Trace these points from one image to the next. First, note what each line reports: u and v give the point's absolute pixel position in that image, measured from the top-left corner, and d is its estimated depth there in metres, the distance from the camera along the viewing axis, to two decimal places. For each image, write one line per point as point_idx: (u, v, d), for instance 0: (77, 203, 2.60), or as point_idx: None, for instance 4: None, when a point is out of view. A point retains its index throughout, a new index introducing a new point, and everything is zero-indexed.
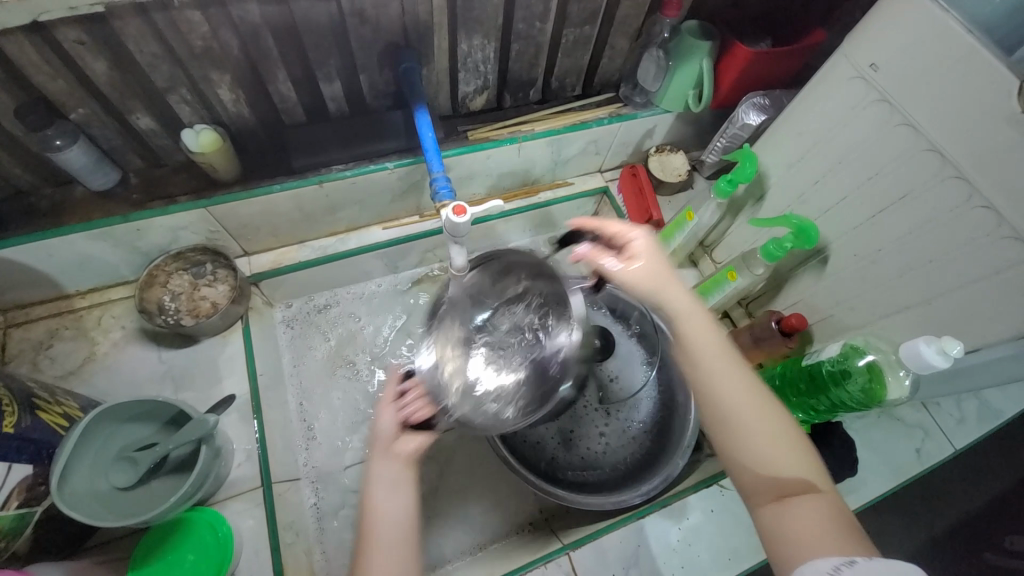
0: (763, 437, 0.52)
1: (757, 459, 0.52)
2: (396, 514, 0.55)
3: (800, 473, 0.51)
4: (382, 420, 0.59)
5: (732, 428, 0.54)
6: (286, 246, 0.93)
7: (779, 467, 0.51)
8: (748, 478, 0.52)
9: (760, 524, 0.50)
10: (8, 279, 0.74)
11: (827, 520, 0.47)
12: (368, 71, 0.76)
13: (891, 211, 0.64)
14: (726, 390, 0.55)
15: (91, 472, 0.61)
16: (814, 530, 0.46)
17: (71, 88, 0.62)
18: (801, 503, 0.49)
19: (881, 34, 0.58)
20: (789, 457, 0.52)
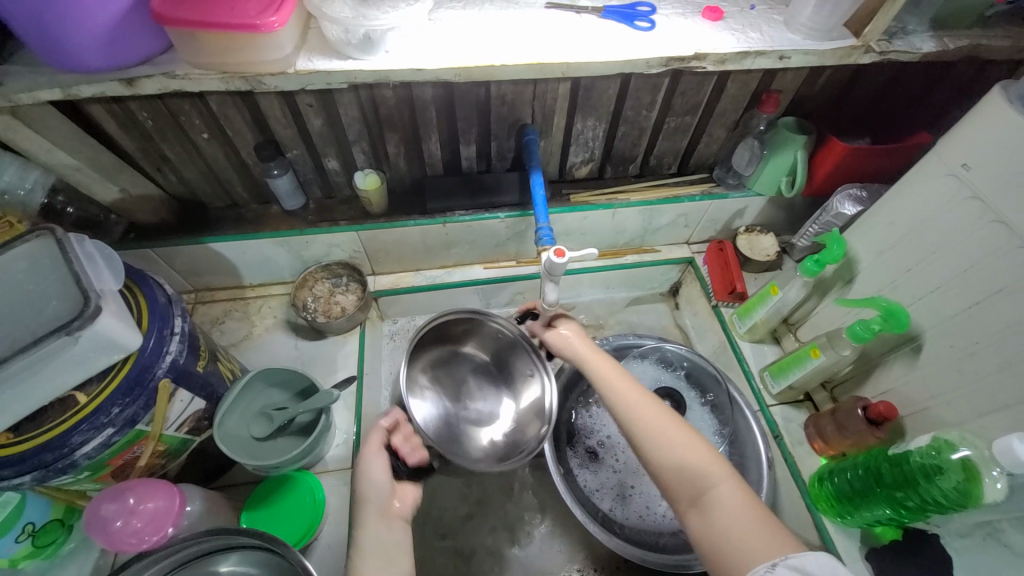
0: (674, 447, 0.64)
1: (675, 472, 0.62)
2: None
3: (711, 476, 0.61)
4: (370, 475, 0.67)
5: (649, 445, 0.65)
6: (405, 272, 1.11)
7: (696, 476, 0.61)
8: (673, 493, 0.63)
9: (696, 536, 0.59)
10: (212, 266, 0.99)
11: (739, 514, 0.57)
12: (498, 139, 0.94)
13: (988, 303, 0.63)
14: (628, 406, 0.69)
15: (239, 420, 0.77)
16: (734, 528, 0.56)
17: (293, 135, 0.86)
18: (715, 503, 0.59)
19: (971, 140, 0.62)
20: (696, 462, 0.62)
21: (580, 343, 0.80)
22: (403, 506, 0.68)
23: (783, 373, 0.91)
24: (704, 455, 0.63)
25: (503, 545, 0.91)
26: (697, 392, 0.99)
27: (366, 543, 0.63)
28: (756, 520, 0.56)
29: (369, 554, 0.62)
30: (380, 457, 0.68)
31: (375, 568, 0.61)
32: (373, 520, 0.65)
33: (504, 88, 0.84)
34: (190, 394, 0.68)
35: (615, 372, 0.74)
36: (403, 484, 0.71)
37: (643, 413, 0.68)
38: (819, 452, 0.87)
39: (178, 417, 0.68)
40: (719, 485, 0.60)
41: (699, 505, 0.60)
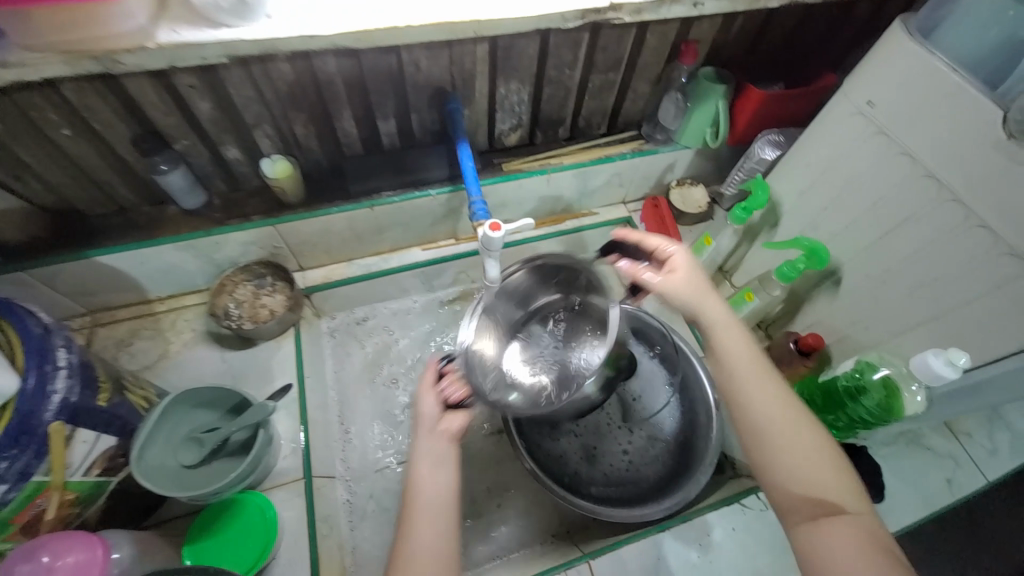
0: (800, 457, 0.57)
1: (800, 483, 0.55)
2: (442, 483, 0.61)
3: (841, 500, 0.54)
4: (425, 403, 0.66)
5: (781, 449, 0.57)
6: (337, 263, 1.03)
7: (822, 492, 0.55)
8: (787, 502, 0.56)
9: (803, 546, 0.53)
10: (106, 282, 0.86)
11: (870, 549, 0.50)
12: (418, 111, 0.87)
13: (896, 232, 0.68)
14: (762, 396, 0.60)
15: (162, 450, 0.70)
16: (853, 556, 0.50)
17: (177, 123, 0.75)
18: (843, 530, 0.52)
19: (877, 75, 0.65)
20: (825, 479, 0.55)
21: (699, 293, 0.66)
22: (452, 432, 0.65)
23: None
24: (838, 474, 0.56)
25: (475, 526, 0.91)
26: (645, 346, 1.00)
27: (420, 452, 0.63)
28: (883, 557, 0.49)
29: (421, 471, 0.62)
30: (431, 393, 0.66)
31: (427, 470, 0.62)
32: (424, 439, 0.64)
33: (416, 55, 0.77)
34: (93, 431, 0.60)
35: (759, 359, 0.63)
36: (452, 411, 0.66)
37: (774, 408, 0.59)
38: None
39: (84, 460, 0.60)
40: (850, 513, 0.53)
41: (820, 523, 0.53)
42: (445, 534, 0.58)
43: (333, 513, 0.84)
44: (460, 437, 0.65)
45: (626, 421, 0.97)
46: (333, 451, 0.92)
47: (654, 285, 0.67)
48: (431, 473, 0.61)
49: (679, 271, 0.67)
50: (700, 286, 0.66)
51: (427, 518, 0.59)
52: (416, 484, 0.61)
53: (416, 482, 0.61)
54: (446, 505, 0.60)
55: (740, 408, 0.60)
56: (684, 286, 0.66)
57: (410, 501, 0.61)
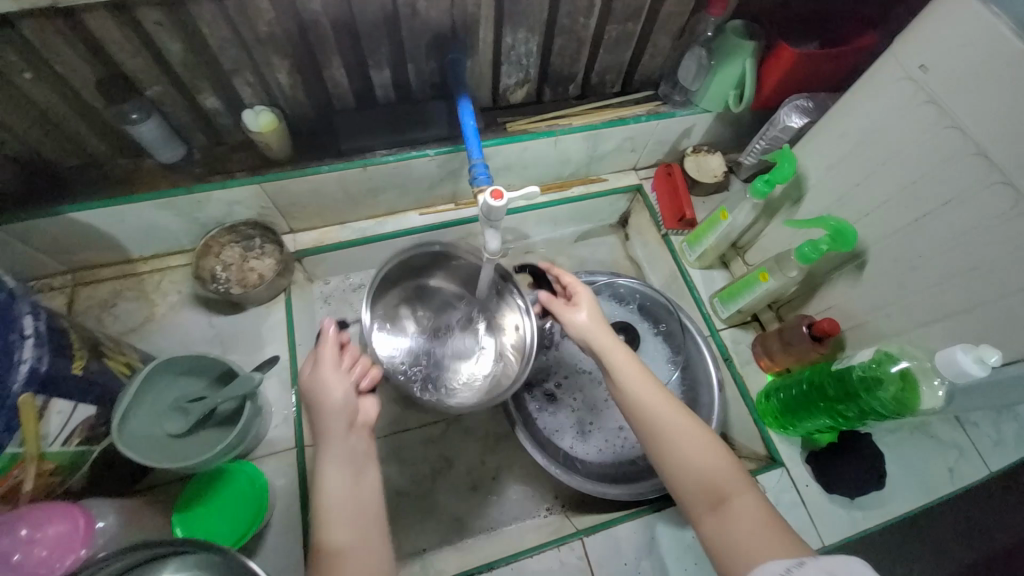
0: (688, 449, 0.58)
1: (694, 472, 0.56)
2: (360, 489, 0.58)
3: (730, 479, 0.56)
4: (333, 387, 0.62)
5: (669, 449, 0.58)
6: (329, 226, 0.98)
7: (716, 479, 0.56)
8: (688, 498, 0.56)
9: (711, 540, 0.53)
10: (84, 240, 0.82)
11: (764, 525, 0.51)
12: (416, 60, 0.79)
13: (934, 215, 0.62)
14: (643, 401, 0.61)
15: (148, 418, 0.68)
16: (756, 537, 0.50)
17: (148, 67, 0.68)
18: (738, 511, 0.53)
19: (932, 35, 0.57)
20: (714, 464, 0.57)
21: (599, 323, 0.69)
22: (368, 419, 0.63)
23: (733, 298, 0.90)
24: (721, 458, 0.57)
25: (469, 498, 0.90)
26: (650, 323, 0.99)
27: (333, 452, 0.59)
28: (777, 530, 0.51)
29: (330, 474, 0.58)
30: (337, 375, 0.63)
31: (336, 471, 0.58)
32: (340, 438, 0.60)
33: None
34: (70, 400, 0.58)
35: (631, 363, 0.65)
36: (368, 395, 0.65)
37: (663, 409, 0.61)
38: (766, 369, 0.89)
39: (61, 431, 0.57)
40: (741, 494, 0.55)
41: (721, 511, 0.54)
42: (375, 537, 0.55)
43: None
44: (371, 432, 0.64)
45: None
46: None
47: (569, 319, 0.70)
48: (348, 480, 0.58)
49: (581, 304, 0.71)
50: (601, 318, 0.70)
51: (347, 525, 0.55)
52: (323, 494, 0.56)
53: (325, 487, 0.57)
54: (367, 510, 0.57)
55: (635, 417, 0.61)
56: (587, 317, 0.69)
57: (318, 508, 0.56)
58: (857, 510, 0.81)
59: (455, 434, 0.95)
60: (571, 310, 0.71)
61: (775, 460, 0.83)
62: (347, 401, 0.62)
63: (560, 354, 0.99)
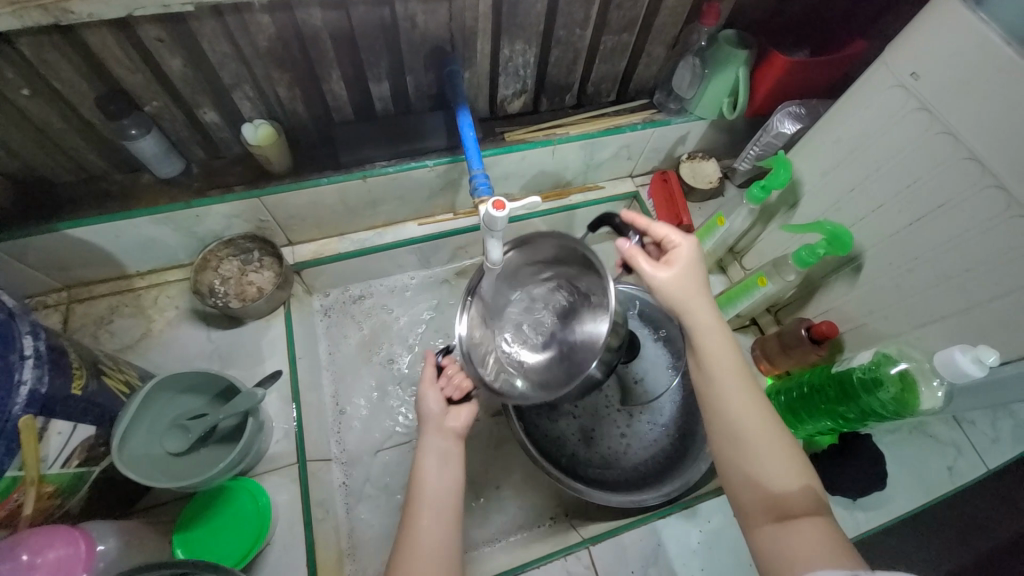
0: (764, 459, 0.55)
1: (763, 483, 0.54)
2: (443, 481, 0.63)
3: (802, 500, 0.53)
4: (430, 398, 0.70)
5: (745, 451, 0.56)
6: (328, 238, 0.98)
7: (785, 494, 0.53)
8: (749, 504, 0.55)
9: (763, 549, 0.52)
10: (79, 257, 0.80)
11: (827, 546, 0.48)
12: (415, 73, 0.79)
13: (929, 219, 0.64)
14: (726, 397, 0.59)
15: (147, 437, 0.66)
16: (815, 554, 0.48)
17: (147, 82, 0.68)
18: (802, 529, 0.50)
19: (922, 43, 0.59)
20: (787, 480, 0.54)
21: (691, 289, 0.63)
22: (459, 427, 0.69)
23: (731, 303, 0.90)
24: (795, 475, 0.54)
25: (474, 509, 0.89)
26: (650, 329, 0.98)
27: (428, 448, 0.66)
28: (844, 556, 0.48)
29: (425, 466, 0.64)
30: (434, 387, 0.70)
31: (432, 465, 0.64)
32: (433, 436, 0.67)
33: (412, 8, 0.69)
34: (70, 421, 0.57)
35: (727, 354, 0.61)
36: (458, 405, 0.70)
37: (744, 405, 0.58)
38: (766, 372, 0.90)
39: (61, 453, 0.57)
40: (808, 512, 0.52)
41: (785, 525, 0.51)
42: (450, 529, 0.59)
43: (329, 498, 0.82)
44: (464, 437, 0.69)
45: (626, 404, 0.95)
46: (327, 433, 0.89)
47: (648, 279, 0.64)
48: (434, 470, 0.63)
49: (674, 267, 0.64)
50: (694, 285, 0.64)
51: (428, 511, 0.60)
52: (420, 479, 0.63)
53: (423, 478, 0.63)
54: (447, 499, 0.61)
55: (712, 412, 0.59)
56: (677, 279, 0.63)
57: (415, 491, 0.62)
58: (860, 511, 0.81)
59: None
60: (657, 268, 0.64)
61: None
62: (443, 413, 0.69)
63: None
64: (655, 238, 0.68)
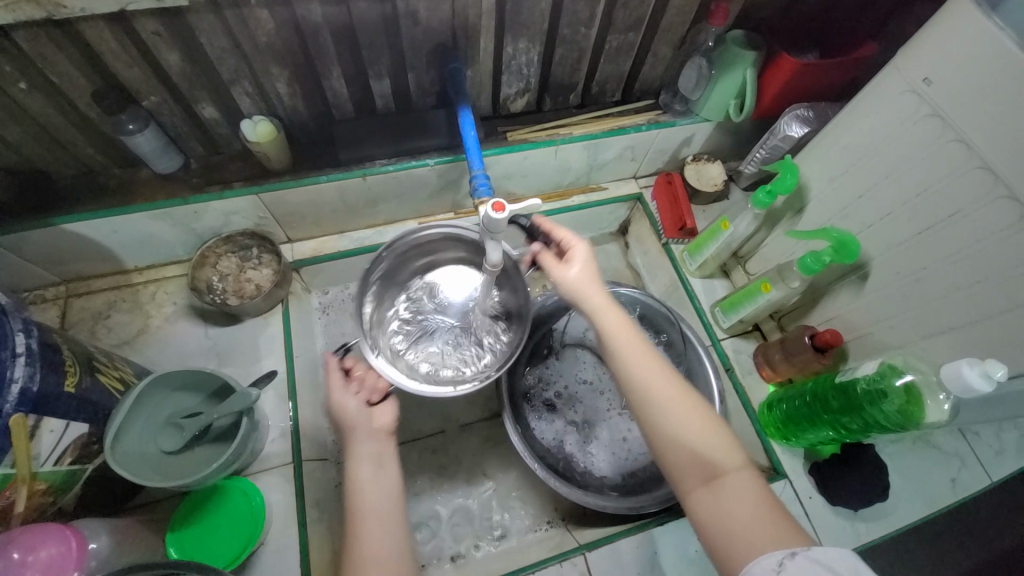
0: (682, 425, 0.55)
1: (686, 448, 0.54)
2: (386, 489, 0.61)
3: (727, 457, 0.53)
4: (348, 406, 0.65)
5: (664, 420, 0.56)
6: (327, 236, 0.97)
7: (710, 453, 0.53)
8: (677, 471, 0.54)
9: (698, 515, 0.51)
10: (78, 252, 0.80)
11: (756, 502, 0.49)
12: (416, 70, 0.78)
13: (940, 228, 0.62)
14: (639, 373, 0.58)
15: (140, 434, 0.66)
16: (745, 513, 0.49)
17: (145, 77, 0.67)
18: (729, 488, 0.51)
19: (936, 48, 0.57)
20: (711, 441, 0.54)
21: (590, 283, 0.64)
22: (386, 428, 0.66)
23: (734, 308, 0.89)
24: (716, 435, 0.55)
25: (470, 512, 0.89)
26: (651, 332, 0.96)
27: (358, 454, 0.63)
28: (773, 514, 0.48)
29: (360, 472, 0.61)
30: (346, 392, 0.66)
31: (368, 472, 0.61)
32: (365, 441, 0.64)
33: (414, 4, 0.68)
34: (62, 419, 0.56)
35: (630, 332, 0.61)
36: (379, 406, 0.67)
37: (654, 375, 0.58)
38: (768, 379, 0.89)
39: (53, 450, 0.56)
40: (738, 471, 0.52)
41: (713, 485, 0.52)
42: (393, 530, 0.58)
43: (324, 497, 0.82)
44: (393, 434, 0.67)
45: (627, 407, 0.94)
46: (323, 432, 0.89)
47: (555, 277, 0.65)
48: (374, 477, 0.61)
49: (576, 264, 0.65)
50: (591, 277, 0.65)
51: (374, 521, 0.58)
52: (355, 490, 0.60)
53: (358, 489, 0.60)
54: (390, 502, 0.61)
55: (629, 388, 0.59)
56: (577, 277, 0.64)
57: (352, 501, 0.60)
58: (860, 521, 0.80)
59: (454, 445, 0.94)
60: (561, 268, 0.65)
61: (778, 472, 0.82)
62: (365, 414, 0.66)
63: (561, 364, 0.98)
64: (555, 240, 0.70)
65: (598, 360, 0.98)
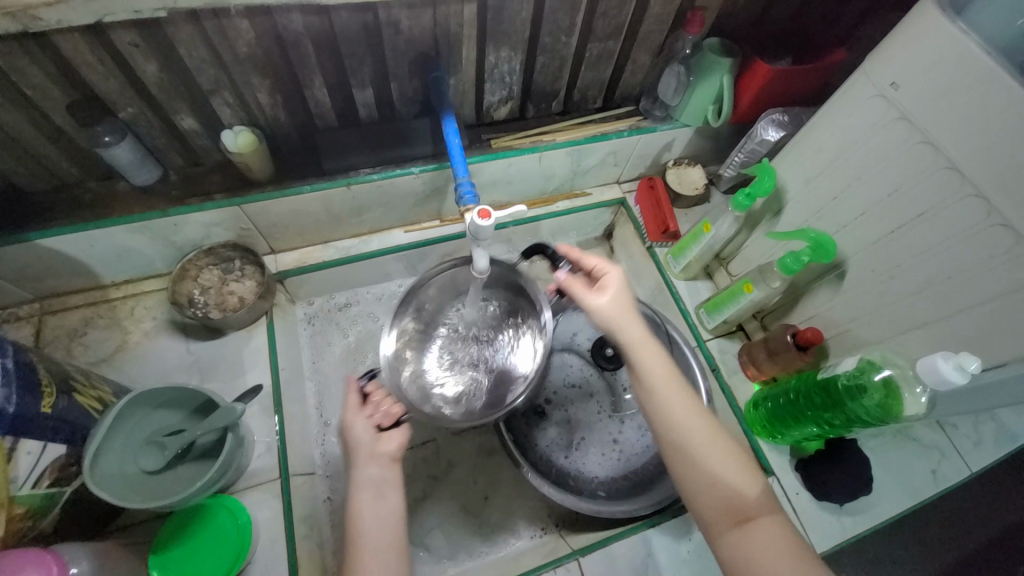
0: (717, 468, 0.57)
1: (718, 490, 0.56)
2: (383, 520, 0.60)
3: (757, 501, 0.55)
4: (357, 429, 0.66)
5: (698, 462, 0.57)
6: (312, 246, 0.96)
7: (740, 496, 0.55)
8: (709, 512, 0.56)
9: (728, 558, 0.53)
10: (51, 268, 0.78)
11: (787, 547, 0.51)
12: (399, 80, 0.79)
13: (912, 226, 0.64)
14: (678, 412, 0.59)
15: (121, 454, 0.64)
16: (776, 556, 0.51)
17: (121, 88, 0.66)
18: (760, 532, 0.53)
19: (902, 54, 0.59)
20: (741, 484, 0.56)
21: (624, 311, 0.65)
22: (394, 452, 0.65)
23: (719, 309, 0.91)
24: (747, 477, 0.57)
25: (463, 522, 0.88)
26: None
27: (360, 480, 0.63)
28: (801, 557, 0.51)
29: (363, 501, 0.61)
30: (361, 415, 0.66)
31: (367, 500, 0.61)
32: (365, 467, 0.63)
33: (396, 14, 0.68)
34: (38, 441, 0.54)
35: (668, 372, 0.62)
36: (389, 432, 0.66)
37: (689, 414, 0.59)
38: (753, 378, 0.91)
39: (31, 472, 0.54)
40: (766, 512, 0.54)
41: (743, 529, 0.53)
42: (389, 561, 0.58)
43: (313, 512, 0.80)
44: (399, 462, 0.66)
45: (616, 410, 0.94)
46: (311, 445, 0.88)
47: (586, 302, 0.65)
48: (373, 506, 0.61)
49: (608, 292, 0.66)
50: (626, 307, 0.65)
51: (370, 553, 0.58)
52: (355, 519, 0.60)
53: (358, 517, 0.60)
54: (389, 534, 0.60)
55: (663, 428, 0.59)
56: (611, 303, 0.65)
57: (352, 534, 0.60)
58: (846, 515, 0.82)
59: (445, 454, 0.93)
60: (593, 294, 0.66)
61: (766, 469, 0.84)
62: (374, 442, 0.65)
63: (550, 369, 0.98)
64: (585, 267, 0.70)
65: (586, 364, 0.98)
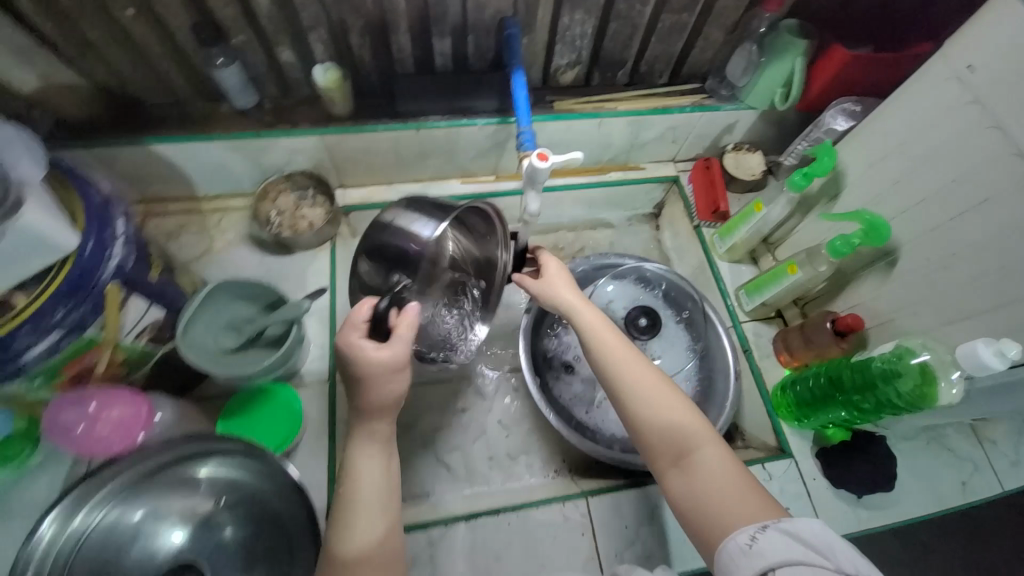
0: (655, 410, 0.58)
1: (658, 431, 0.57)
2: (385, 482, 0.57)
3: (696, 438, 0.56)
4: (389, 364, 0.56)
5: (635, 408, 0.59)
6: (376, 186, 1.04)
7: (681, 434, 0.57)
8: (654, 454, 0.58)
9: (675, 497, 0.55)
10: (160, 173, 0.90)
11: (728, 477, 0.53)
12: (476, 33, 0.84)
13: (973, 213, 0.63)
14: (615, 364, 0.62)
15: (206, 331, 0.74)
16: (720, 489, 0.52)
17: (236, 16, 0.75)
18: (701, 467, 0.54)
19: (983, 34, 0.58)
20: (684, 421, 0.58)
21: (563, 283, 0.71)
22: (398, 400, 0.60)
23: (759, 290, 0.91)
24: (687, 416, 0.58)
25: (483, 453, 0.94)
26: (673, 311, 1.01)
27: (364, 439, 0.58)
28: (742, 485, 0.52)
29: (363, 464, 0.57)
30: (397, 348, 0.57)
31: (372, 464, 0.57)
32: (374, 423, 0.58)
33: None
34: (145, 301, 0.65)
35: (610, 331, 0.65)
36: None
37: (628, 365, 0.62)
38: (785, 363, 0.91)
39: (135, 325, 0.65)
40: (706, 447, 0.56)
41: (683, 466, 0.55)
42: (390, 521, 0.56)
43: None
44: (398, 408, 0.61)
45: None
46: None
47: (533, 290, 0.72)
48: (378, 470, 0.57)
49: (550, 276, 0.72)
50: (564, 282, 0.71)
51: (372, 516, 0.55)
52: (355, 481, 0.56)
53: (362, 481, 0.56)
54: (390, 499, 0.57)
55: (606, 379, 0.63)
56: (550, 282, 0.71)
57: (352, 496, 0.56)
58: (863, 508, 0.82)
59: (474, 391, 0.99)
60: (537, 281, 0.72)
61: (784, 451, 0.85)
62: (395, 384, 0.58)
63: None
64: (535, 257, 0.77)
65: None
